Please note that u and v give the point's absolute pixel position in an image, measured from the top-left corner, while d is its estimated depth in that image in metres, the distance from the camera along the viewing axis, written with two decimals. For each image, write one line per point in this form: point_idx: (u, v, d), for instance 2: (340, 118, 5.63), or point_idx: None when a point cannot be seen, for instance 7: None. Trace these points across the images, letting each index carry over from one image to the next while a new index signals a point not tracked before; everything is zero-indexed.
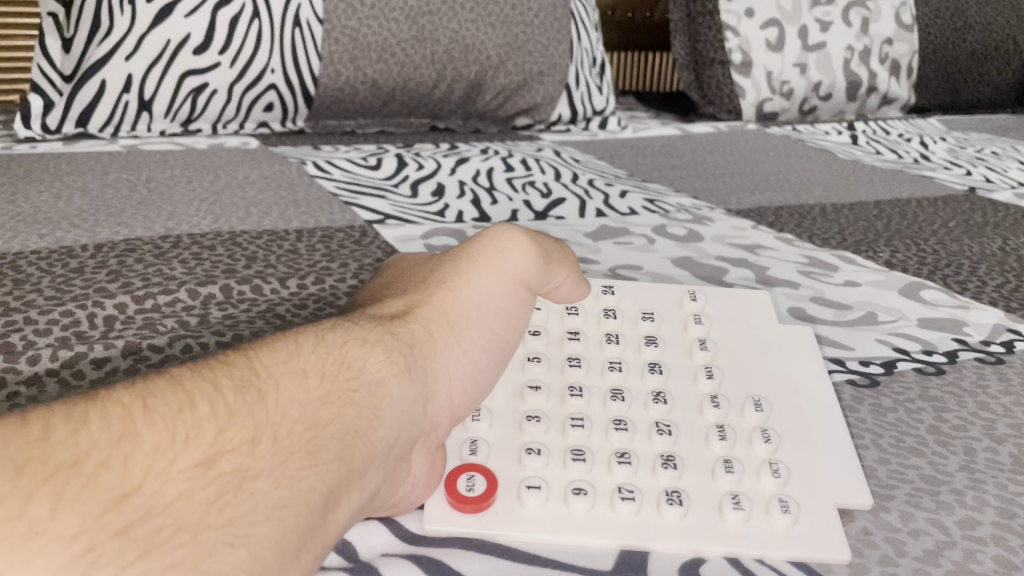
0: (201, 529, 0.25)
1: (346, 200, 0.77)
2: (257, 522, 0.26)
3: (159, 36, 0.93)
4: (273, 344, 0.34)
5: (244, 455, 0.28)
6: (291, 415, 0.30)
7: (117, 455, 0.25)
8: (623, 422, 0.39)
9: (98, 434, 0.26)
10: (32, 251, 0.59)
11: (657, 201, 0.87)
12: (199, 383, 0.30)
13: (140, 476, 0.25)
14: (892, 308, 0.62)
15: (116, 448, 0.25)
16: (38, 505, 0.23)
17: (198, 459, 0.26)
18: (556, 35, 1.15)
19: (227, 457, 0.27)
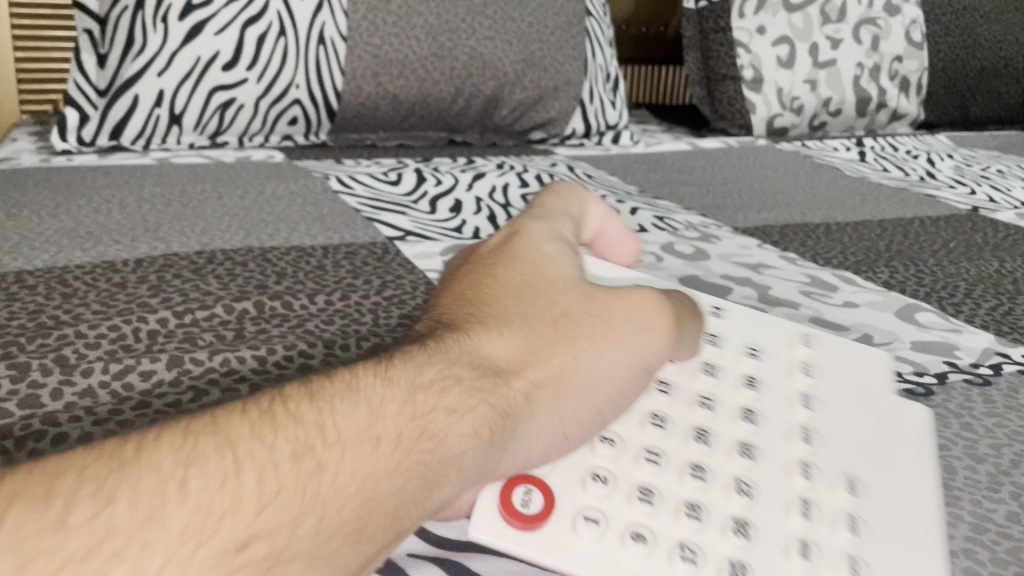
0: (301, 557, 0.25)
1: (368, 216, 0.80)
2: (354, 556, 0.26)
3: (190, 53, 0.97)
4: (428, 361, 0.34)
5: (367, 484, 0.28)
6: (420, 444, 0.30)
7: (251, 471, 0.26)
8: (706, 435, 0.40)
9: (241, 449, 0.27)
10: (77, 266, 0.63)
11: (667, 218, 0.90)
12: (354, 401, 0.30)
13: (268, 495, 0.26)
14: (888, 330, 0.65)
15: (254, 464, 0.26)
16: (171, 509, 0.24)
17: (305, 453, 0.27)
18: (571, 52, 1.18)
19: (348, 487, 0.27)
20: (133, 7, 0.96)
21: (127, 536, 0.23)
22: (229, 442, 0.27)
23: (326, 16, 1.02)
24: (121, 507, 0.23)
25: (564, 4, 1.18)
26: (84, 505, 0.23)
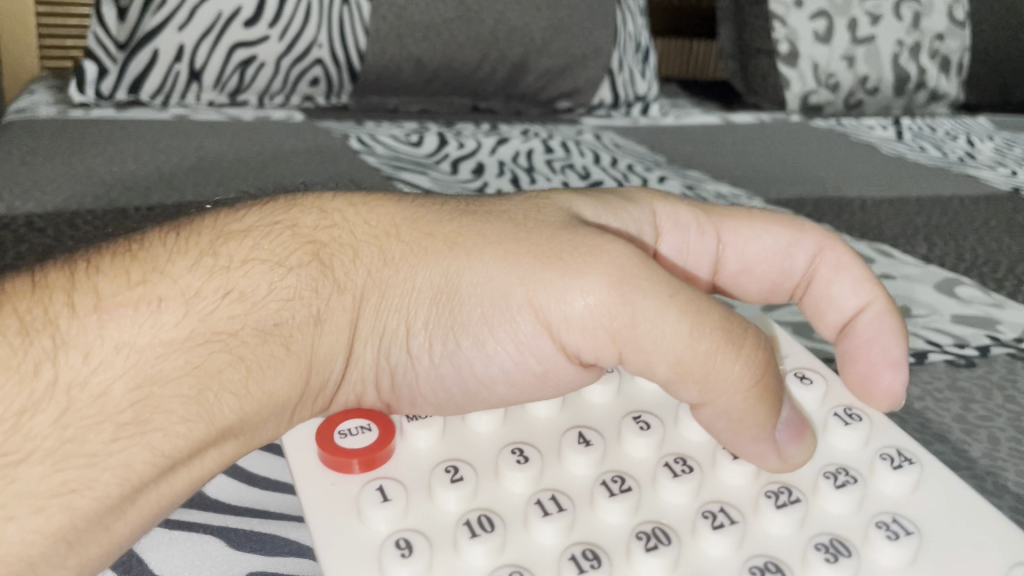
0: (213, 375, 0.39)
1: (389, 175, 0.78)
2: (266, 379, 0.41)
3: (211, 8, 0.95)
4: (431, 220, 0.45)
5: (300, 327, 0.42)
6: (396, 283, 0.43)
7: (234, 294, 0.41)
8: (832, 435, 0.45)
9: (232, 274, 0.42)
10: (88, 210, 0.61)
11: (695, 187, 0.88)
12: (386, 244, 0.44)
13: (239, 292, 0.41)
14: (926, 301, 0.62)
15: (238, 291, 0.41)
16: (195, 274, 0.41)
17: (284, 300, 0.42)
18: (601, 19, 1.14)
19: (255, 328, 0.41)
20: None
21: (145, 295, 0.39)
22: (201, 241, 0.43)
23: None
24: (177, 279, 0.40)
25: None
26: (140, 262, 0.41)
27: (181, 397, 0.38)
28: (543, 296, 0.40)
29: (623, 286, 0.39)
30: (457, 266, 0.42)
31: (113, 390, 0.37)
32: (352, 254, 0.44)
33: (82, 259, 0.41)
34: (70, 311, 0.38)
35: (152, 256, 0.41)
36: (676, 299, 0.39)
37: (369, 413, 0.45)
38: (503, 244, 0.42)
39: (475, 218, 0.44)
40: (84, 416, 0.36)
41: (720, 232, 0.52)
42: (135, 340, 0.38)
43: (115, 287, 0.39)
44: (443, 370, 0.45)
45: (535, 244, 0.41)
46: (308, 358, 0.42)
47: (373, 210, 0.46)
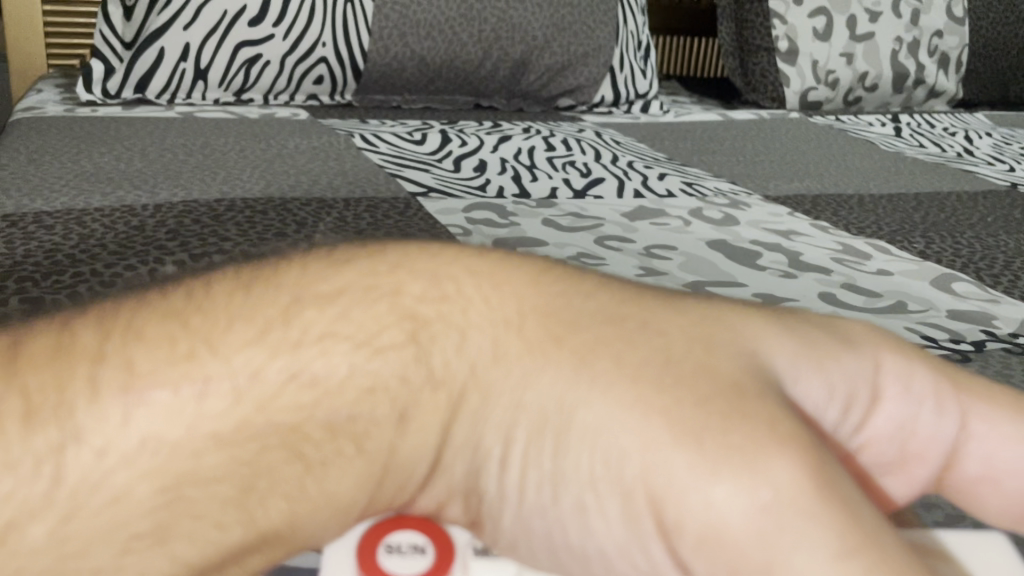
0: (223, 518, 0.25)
1: (391, 172, 0.79)
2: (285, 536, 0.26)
3: (217, 7, 0.96)
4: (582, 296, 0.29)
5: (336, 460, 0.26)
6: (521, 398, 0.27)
7: (295, 389, 0.27)
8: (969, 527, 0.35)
9: (288, 342, 0.27)
10: (96, 209, 0.62)
11: (695, 184, 0.89)
12: (523, 324, 0.28)
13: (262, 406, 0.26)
14: (922, 298, 0.63)
15: (293, 379, 0.27)
16: (244, 331, 0.27)
17: (351, 397, 0.27)
18: (602, 17, 1.16)
19: (301, 444, 0.26)
20: None
21: (174, 370, 0.25)
22: (259, 280, 0.28)
23: None
24: (232, 336, 0.27)
25: None
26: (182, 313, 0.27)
27: (219, 499, 0.25)
28: (664, 469, 0.24)
29: (794, 501, 0.23)
30: (578, 397, 0.26)
31: (134, 492, 0.24)
32: (460, 337, 0.29)
33: (123, 297, 0.28)
34: (89, 390, 0.25)
35: (216, 310, 0.27)
36: (879, 525, 0.23)
37: (426, 525, 0.27)
38: (640, 386, 0.26)
39: (628, 326, 0.28)
40: (90, 530, 0.24)
41: (881, 364, 0.30)
42: (165, 433, 0.25)
43: (152, 361, 0.25)
44: (532, 524, 0.26)
45: (703, 358, 0.27)
46: (387, 466, 0.27)
47: (497, 290, 0.30)
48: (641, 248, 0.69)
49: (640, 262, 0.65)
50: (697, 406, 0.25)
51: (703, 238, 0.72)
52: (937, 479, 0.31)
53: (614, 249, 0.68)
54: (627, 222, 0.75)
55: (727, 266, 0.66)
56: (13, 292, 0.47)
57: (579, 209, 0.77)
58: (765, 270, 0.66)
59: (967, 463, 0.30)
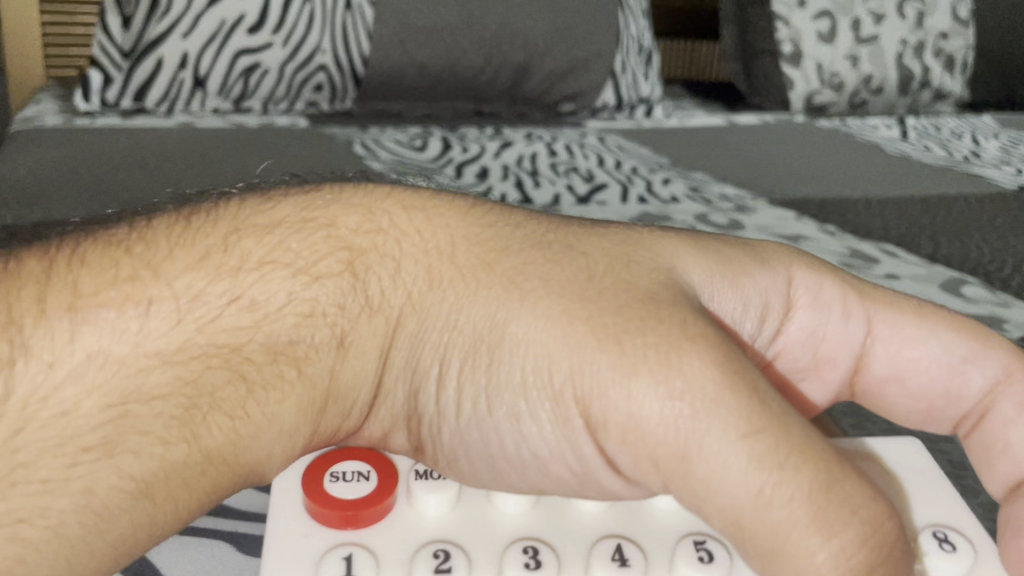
0: (213, 406, 0.37)
1: (392, 180, 0.78)
2: (275, 423, 0.38)
3: (216, 15, 0.95)
4: (490, 233, 0.42)
5: (292, 371, 0.39)
6: (455, 321, 0.39)
7: (260, 326, 0.39)
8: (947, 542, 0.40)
9: (261, 286, 0.39)
10: (93, 219, 0.61)
11: (700, 189, 0.88)
12: (441, 266, 0.41)
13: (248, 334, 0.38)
14: (932, 302, 0.61)
15: (261, 318, 0.39)
16: (194, 277, 0.38)
17: (304, 321, 0.39)
18: (604, 22, 1.15)
19: (268, 362, 0.39)
20: None
21: (156, 306, 0.37)
22: (188, 232, 0.40)
23: None
24: (181, 262, 0.39)
25: None
26: (129, 253, 0.39)
27: (162, 417, 0.36)
28: (592, 372, 0.35)
29: (703, 392, 0.33)
30: (505, 314, 0.38)
31: (82, 406, 0.35)
32: (393, 266, 0.41)
33: (78, 240, 0.40)
34: (38, 311, 0.36)
35: (157, 244, 0.39)
36: (787, 415, 0.33)
37: (366, 455, 0.42)
38: (564, 301, 0.37)
39: (551, 251, 0.40)
40: (39, 437, 0.34)
41: (793, 277, 0.44)
42: (112, 350, 0.36)
43: (96, 283, 0.37)
44: (468, 437, 0.41)
45: (621, 275, 0.38)
46: (327, 386, 0.40)
47: (429, 223, 0.43)
48: None
49: None
50: (613, 314, 0.36)
51: None
52: (848, 381, 0.49)
53: None
54: (631, 228, 0.74)
55: None
56: None
57: (582, 215, 0.76)
58: None
59: (877, 366, 0.47)
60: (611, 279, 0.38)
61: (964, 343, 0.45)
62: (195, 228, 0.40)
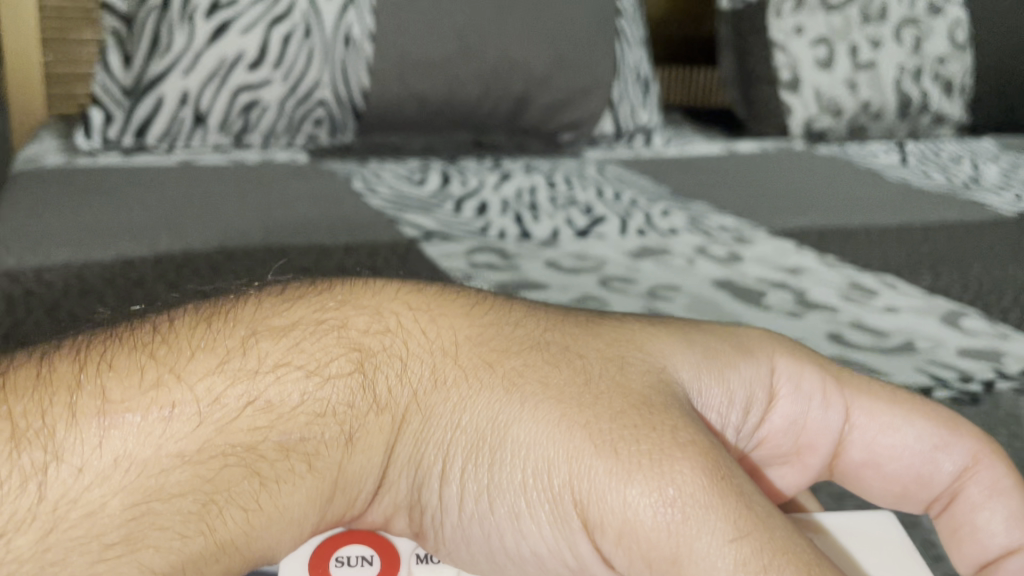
0: (220, 508, 0.32)
1: (392, 216, 0.78)
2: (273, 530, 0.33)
3: (215, 53, 0.96)
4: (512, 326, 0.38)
5: (294, 472, 0.33)
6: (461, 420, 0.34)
7: (271, 421, 0.33)
8: None
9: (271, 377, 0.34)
10: (95, 262, 0.61)
11: (699, 220, 0.88)
12: (461, 362, 0.36)
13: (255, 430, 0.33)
14: (931, 335, 0.61)
15: (270, 415, 0.34)
16: (206, 371, 0.34)
17: (314, 418, 0.34)
18: (602, 52, 1.15)
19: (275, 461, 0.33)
20: (160, 8, 0.95)
21: (166, 402, 0.32)
22: (203, 331, 0.35)
23: (353, 15, 1.01)
24: (198, 364, 0.34)
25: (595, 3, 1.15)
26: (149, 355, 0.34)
27: (182, 513, 0.31)
28: (589, 474, 0.32)
29: (694, 496, 0.30)
30: (508, 414, 0.34)
31: (104, 507, 0.30)
32: (401, 366, 0.36)
33: (101, 343, 0.34)
34: (69, 415, 0.31)
35: (179, 345, 0.34)
36: (771, 516, 0.30)
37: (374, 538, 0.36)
38: (563, 407, 0.33)
39: (552, 351, 0.36)
40: (71, 537, 0.29)
41: (776, 368, 0.40)
42: (137, 452, 0.31)
43: (124, 389, 0.32)
44: (470, 533, 0.35)
45: (617, 378, 0.35)
46: (334, 477, 0.34)
47: (436, 322, 0.38)
48: (644, 288, 0.67)
49: (645, 303, 0.64)
50: (611, 421, 0.32)
51: (708, 276, 0.71)
52: (827, 465, 0.44)
53: (617, 289, 0.66)
54: (630, 261, 0.74)
55: (731, 305, 0.65)
56: None
57: (582, 249, 0.76)
58: (769, 309, 0.65)
59: (853, 451, 0.42)
60: (617, 379, 0.34)
61: (939, 430, 0.41)
62: (216, 328, 0.35)
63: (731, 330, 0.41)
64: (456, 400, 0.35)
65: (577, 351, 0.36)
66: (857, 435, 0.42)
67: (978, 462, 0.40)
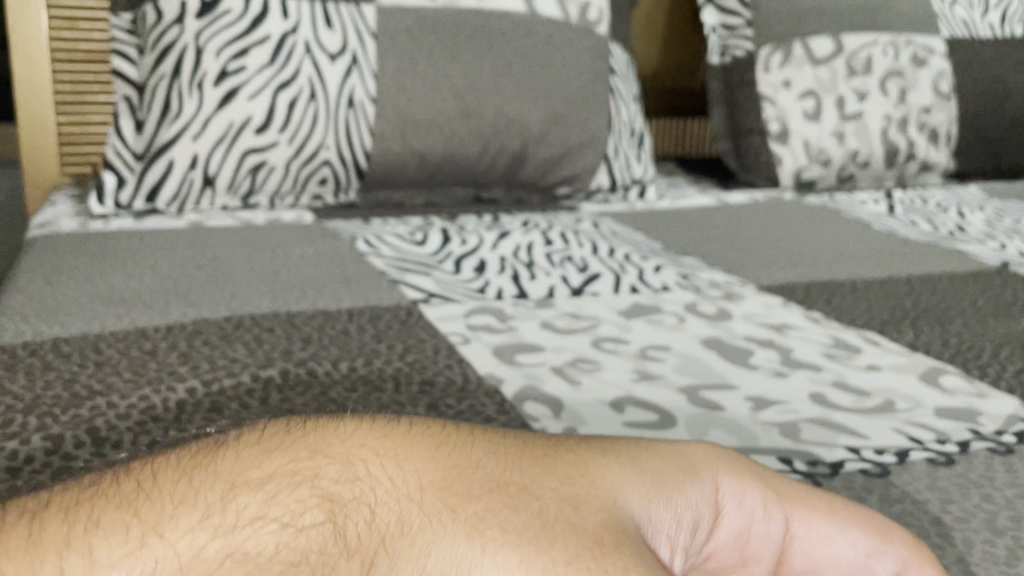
0: None
1: (393, 278, 0.82)
2: None
3: (223, 117, 1.00)
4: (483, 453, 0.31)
5: None
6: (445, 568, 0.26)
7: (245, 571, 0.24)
8: None
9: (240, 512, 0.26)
10: (110, 332, 0.64)
11: (690, 276, 0.91)
12: (451, 498, 0.28)
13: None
14: (911, 395, 0.64)
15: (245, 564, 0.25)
16: (185, 518, 0.25)
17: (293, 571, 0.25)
18: (596, 109, 1.19)
19: None
20: (170, 75, 1.01)
21: (136, 553, 0.24)
22: (203, 465, 0.28)
23: (356, 78, 1.05)
24: (184, 517, 0.25)
25: (588, 63, 1.19)
26: (122, 507, 0.25)
27: None
28: None
29: None
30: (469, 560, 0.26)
31: None
32: (370, 513, 0.27)
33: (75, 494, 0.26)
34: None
35: (164, 498, 0.26)
36: None
37: None
38: (523, 551, 0.26)
39: (510, 493, 0.29)
40: None
41: (721, 487, 0.33)
42: None
43: (112, 547, 0.24)
44: None
45: (570, 515, 0.28)
46: None
47: (407, 460, 0.29)
48: (635, 349, 0.70)
49: (636, 364, 0.66)
50: (567, 564, 0.26)
51: (696, 335, 0.74)
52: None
53: (609, 351, 0.69)
54: (622, 320, 0.77)
55: (719, 365, 0.67)
56: (32, 430, 0.49)
57: (575, 309, 0.79)
58: (755, 368, 0.67)
59: (794, 561, 0.35)
60: (604, 517, 0.28)
61: (871, 536, 0.35)
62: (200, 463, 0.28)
63: (651, 444, 0.34)
64: (432, 544, 0.26)
65: (552, 482, 0.29)
66: (798, 547, 0.35)
67: (910, 567, 0.35)
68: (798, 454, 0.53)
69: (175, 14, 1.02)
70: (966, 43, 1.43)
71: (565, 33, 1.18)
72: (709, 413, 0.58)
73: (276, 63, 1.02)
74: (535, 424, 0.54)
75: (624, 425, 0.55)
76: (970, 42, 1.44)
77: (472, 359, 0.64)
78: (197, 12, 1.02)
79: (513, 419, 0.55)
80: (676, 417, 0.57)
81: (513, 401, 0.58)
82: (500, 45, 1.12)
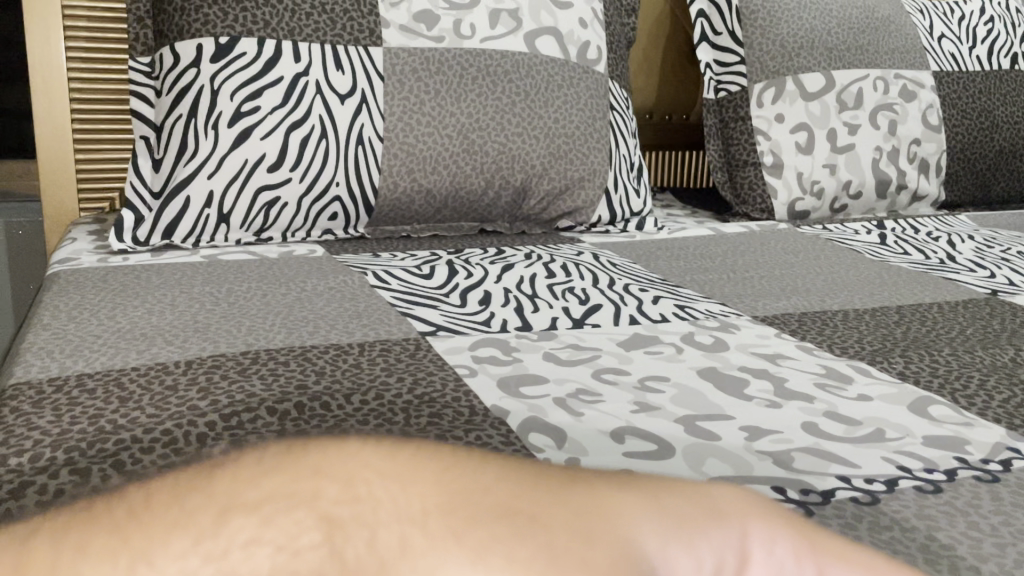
0: None
1: (402, 311, 0.85)
2: None
3: (238, 156, 1.05)
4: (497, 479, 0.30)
5: None
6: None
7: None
8: None
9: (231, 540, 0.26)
10: (132, 368, 0.67)
11: (687, 307, 0.94)
12: (452, 521, 0.27)
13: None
14: (899, 424, 0.67)
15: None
16: (178, 544, 0.26)
17: None
18: (596, 144, 1.23)
19: None
20: (186, 115, 1.06)
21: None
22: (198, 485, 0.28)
23: (364, 117, 1.10)
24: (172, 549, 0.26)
25: (588, 100, 1.23)
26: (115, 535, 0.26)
27: None
28: None
29: None
30: None
31: None
32: (371, 536, 0.27)
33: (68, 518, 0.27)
34: None
35: (153, 524, 0.26)
36: None
37: None
38: None
39: (519, 522, 0.28)
40: None
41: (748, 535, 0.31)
42: None
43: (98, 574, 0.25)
44: None
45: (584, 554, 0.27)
46: None
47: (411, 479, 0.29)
48: (635, 380, 0.73)
49: (636, 395, 0.69)
50: None
51: (694, 366, 0.77)
52: None
53: (610, 382, 0.72)
54: (622, 351, 0.80)
55: (715, 396, 0.70)
56: (63, 465, 0.52)
57: (577, 341, 0.82)
58: (750, 399, 0.70)
59: None
60: (619, 560, 0.27)
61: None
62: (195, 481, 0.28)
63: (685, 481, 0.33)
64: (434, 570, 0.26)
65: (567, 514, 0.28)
66: None
67: None
68: (791, 483, 0.56)
69: (192, 58, 1.07)
70: (953, 76, 1.48)
71: (565, 71, 1.22)
72: (706, 443, 0.62)
73: (288, 103, 1.07)
74: (541, 455, 0.58)
75: (625, 456, 0.59)
76: (957, 75, 1.48)
77: (479, 391, 0.67)
78: (212, 56, 1.06)
79: (520, 450, 0.58)
80: (674, 447, 0.61)
81: (519, 433, 0.61)
82: (503, 83, 1.17)
